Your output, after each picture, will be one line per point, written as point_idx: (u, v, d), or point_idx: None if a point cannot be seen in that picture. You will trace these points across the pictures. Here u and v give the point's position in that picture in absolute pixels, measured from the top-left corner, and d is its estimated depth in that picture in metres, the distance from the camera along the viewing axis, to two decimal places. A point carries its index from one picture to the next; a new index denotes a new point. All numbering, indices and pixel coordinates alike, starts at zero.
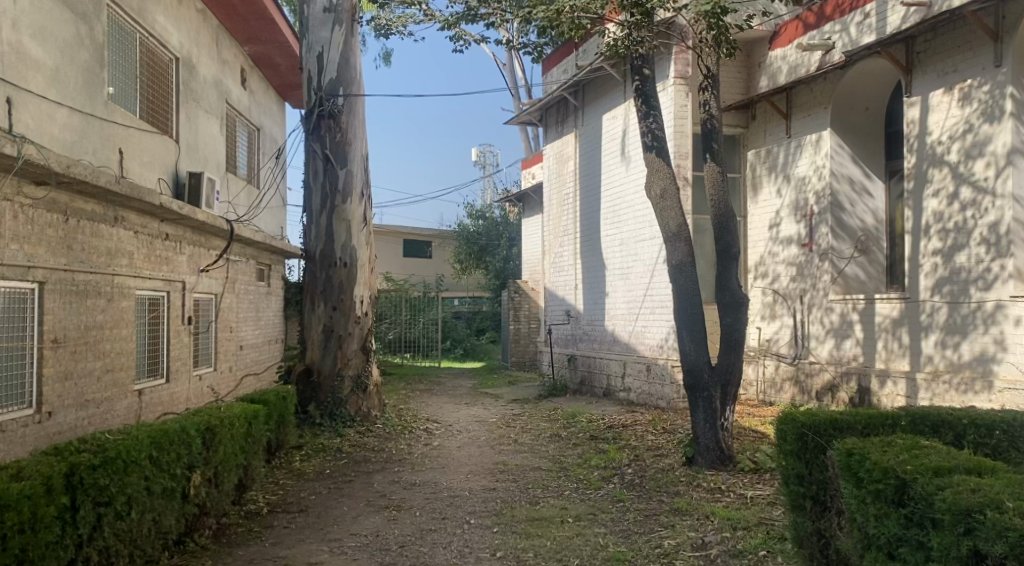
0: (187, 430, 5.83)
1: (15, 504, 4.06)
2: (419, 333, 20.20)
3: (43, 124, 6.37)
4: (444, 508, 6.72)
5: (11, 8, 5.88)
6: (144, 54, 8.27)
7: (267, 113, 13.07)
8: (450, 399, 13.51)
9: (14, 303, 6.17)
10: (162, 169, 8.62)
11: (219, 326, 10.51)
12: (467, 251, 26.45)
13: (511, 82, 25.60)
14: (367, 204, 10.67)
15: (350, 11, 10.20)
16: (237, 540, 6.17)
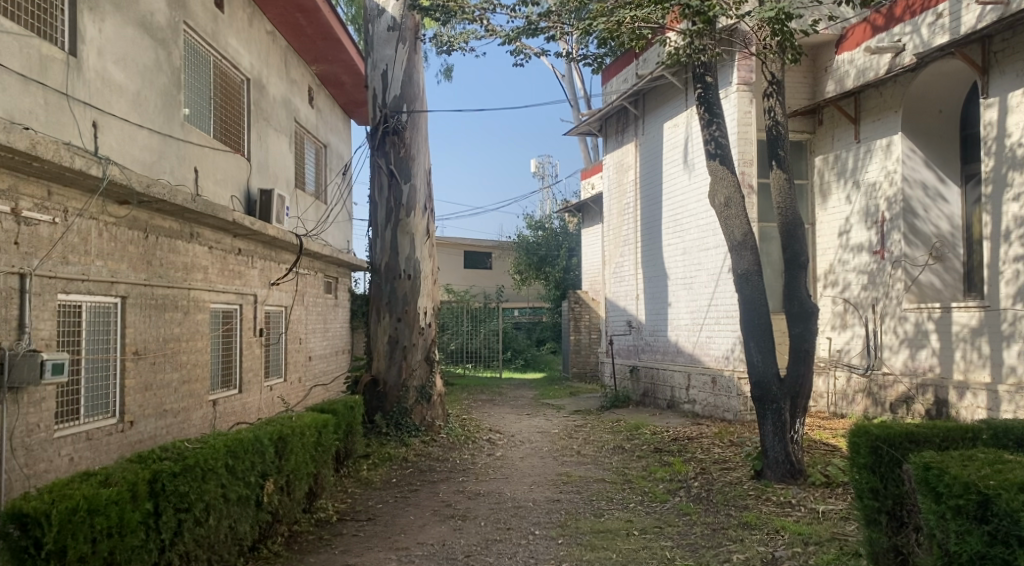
0: (261, 440, 6.00)
1: (103, 509, 4.29)
2: (480, 344, 20.32)
3: (126, 145, 6.72)
4: (509, 518, 6.76)
5: (96, 36, 6.30)
6: (217, 76, 8.60)
7: (334, 130, 13.42)
8: (512, 409, 13.55)
9: (98, 316, 6.53)
10: (235, 187, 8.94)
11: (289, 337, 10.80)
12: (527, 262, 26.49)
13: (570, 94, 25.67)
14: (430, 217, 10.80)
15: (413, 28, 10.40)
16: (308, 547, 6.30)
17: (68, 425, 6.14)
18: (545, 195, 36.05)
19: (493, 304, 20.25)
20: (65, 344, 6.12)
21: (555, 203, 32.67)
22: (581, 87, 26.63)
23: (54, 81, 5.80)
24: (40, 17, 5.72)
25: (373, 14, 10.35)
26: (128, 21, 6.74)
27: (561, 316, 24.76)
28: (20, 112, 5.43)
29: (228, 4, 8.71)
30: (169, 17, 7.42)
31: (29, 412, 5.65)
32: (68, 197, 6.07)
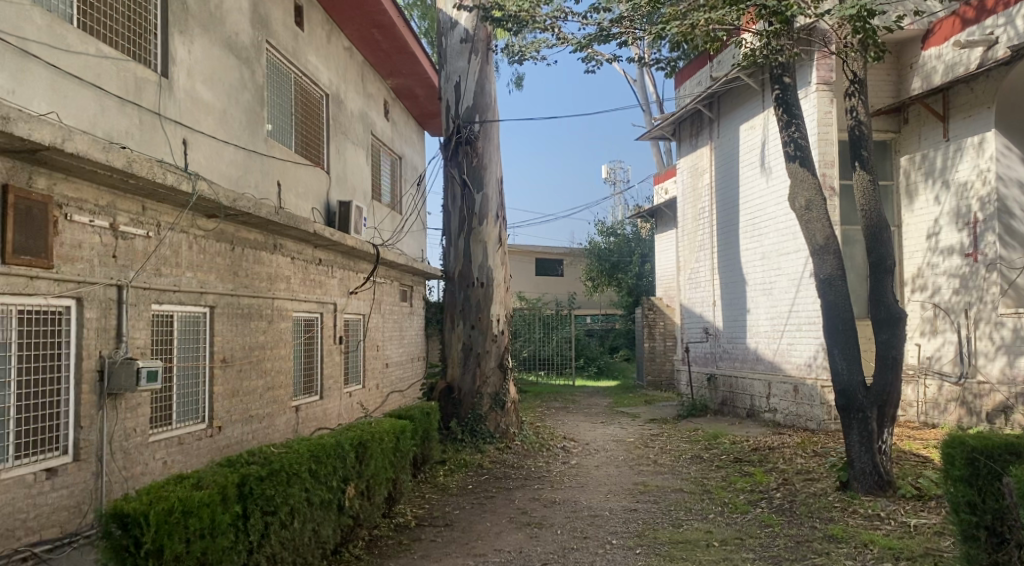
0: (342, 445, 6.15)
1: (196, 511, 4.48)
2: (553, 351, 20.31)
3: (214, 161, 7.02)
4: (586, 527, 6.72)
5: (185, 58, 6.62)
6: (298, 93, 8.90)
7: (409, 141, 13.66)
8: (587, 417, 13.47)
9: (189, 325, 6.85)
10: (315, 200, 9.20)
11: (367, 345, 11.04)
12: (599, 269, 26.30)
13: (642, 99, 25.43)
14: (503, 225, 10.87)
15: (485, 39, 10.51)
16: (389, 551, 6.37)
17: (161, 430, 6.48)
18: (617, 200, 35.77)
19: (565, 311, 20.25)
20: (159, 352, 6.47)
21: (627, 208, 32.32)
22: (653, 91, 26.26)
23: (147, 101, 6.15)
24: (135, 41, 6.09)
25: (447, 26, 10.52)
26: (215, 42, 7.04)
27: (634, 322, 24.54)
28: (117, 132, 5.80)
29: (308, 22, 9.01)
30: (253, 37, 7.72)
31: (126, 416, 6.03)
32: (162, 212, 6.43)
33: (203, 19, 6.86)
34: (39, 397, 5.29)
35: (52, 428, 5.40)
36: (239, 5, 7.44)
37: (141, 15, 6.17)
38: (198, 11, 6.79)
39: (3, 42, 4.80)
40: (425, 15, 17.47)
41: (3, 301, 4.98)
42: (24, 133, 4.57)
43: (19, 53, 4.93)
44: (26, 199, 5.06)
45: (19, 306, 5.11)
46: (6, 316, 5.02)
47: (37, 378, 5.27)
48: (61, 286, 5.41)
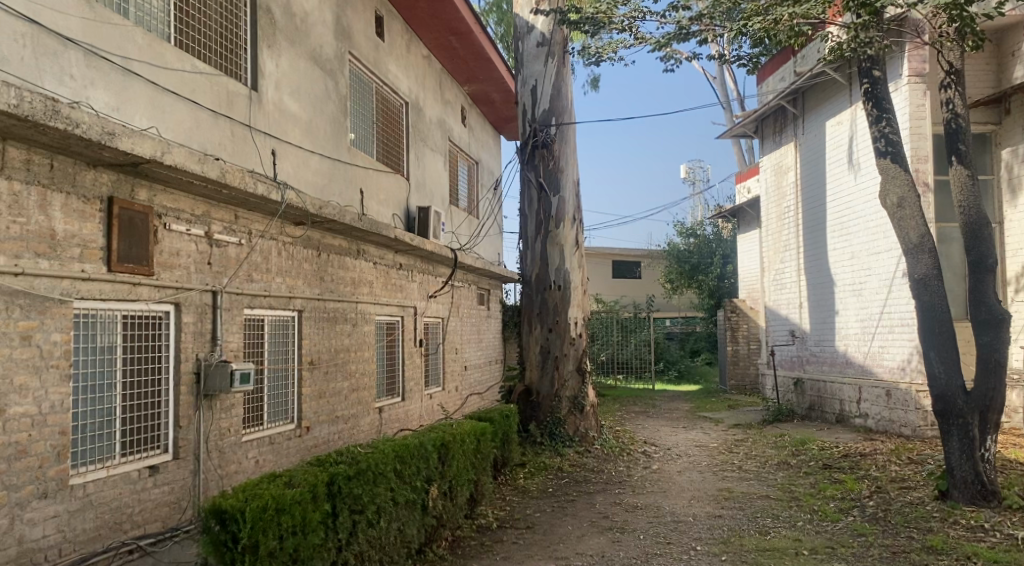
0: (425, 445, 6.26)
1: (288, 508, 4.64)
2: (631, 354, 20.12)
3: (301, 170, 7.27)
4: (669, 532, 6.63)
5: (274, 71, 6.88)
6: (379, 102, 9.12)
7: (485, 147, 13.80)
8: (668, 422, 13.29)
9: (278, 328, 7.13)
10: (396, 206, 9.39)
11: (447, 347, 11.21)
12: (679, 271, 25.89)
13: (723, 97, 24.94)
14: (580, 228, 10.83)
15: (562, 43, 10.52)
16: (471, 553, 6.43)
17: (253, 430, 6.75)
18: (697, 201, 35.17)
19: (644, 314, 20.01)
20: (251, 354, 6.75)
21: (707, 209, 31.71)
22: (734, 88, 25.67)
23: (239, 114, 6.42)
24: (227, 57, 6.38)
25: (523, 31, 10.60)
26: (301, 55, 7.29)
27: (716, 325, 24.09)
28: (211, 144, 6.07)
29: (389, 32, 9.22)
30: (337, 49, 7.95)
31: (221, 417, 6.29)
32: (252, 220, 6.70)
33: (289, 33, 7.11)
34: (142, 398, 5.58)
35: (154, 428, 5.69)
36: (323, 18, 7.69)
37: (233, 32, 6.46)
38: (285, 26, 7.05)
39: (108, 62, 5.13)
40: (501, 21, 17.63)
41: (108, 307, 5.30)
42: (126, 147, 4.85)
43: (122, 72, 5.25)
44: (130, 210, 5.39)
45: (123, 311, 5.43)
46: (112, 321, 5.33)
47: (140, 379, 5.57)
48: (161, 292, 5.69)
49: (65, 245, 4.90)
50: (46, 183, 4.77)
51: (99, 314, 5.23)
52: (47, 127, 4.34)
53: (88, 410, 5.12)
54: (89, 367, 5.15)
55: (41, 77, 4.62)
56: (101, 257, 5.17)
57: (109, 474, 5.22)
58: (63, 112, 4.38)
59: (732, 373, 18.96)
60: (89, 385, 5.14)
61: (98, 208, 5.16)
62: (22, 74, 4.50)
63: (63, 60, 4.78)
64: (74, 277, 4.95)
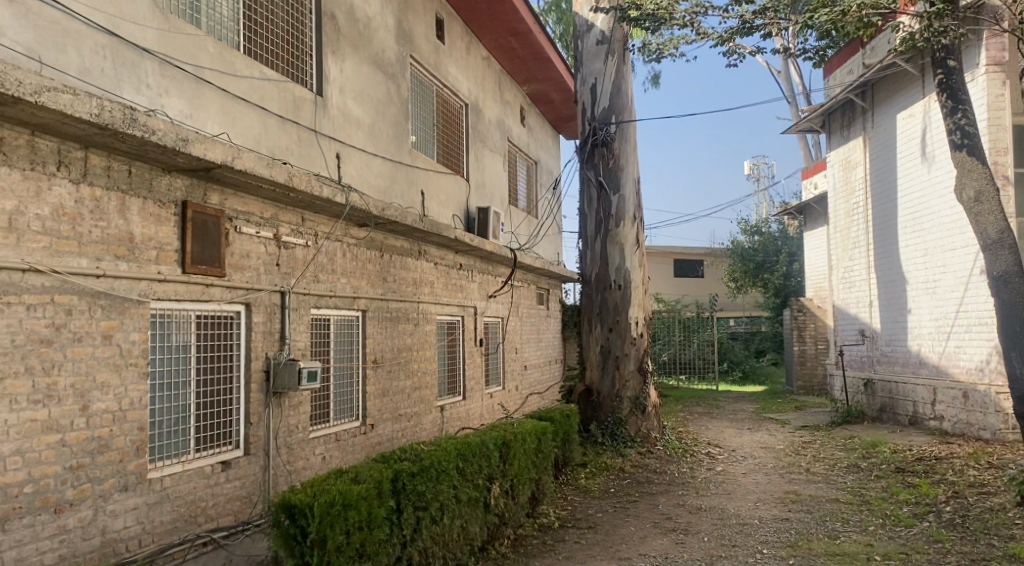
0: (487, 444, 6.32)
1: (355, 504, 4.74)
2: (694, 354, 19.86)
3: (364, 172, 7.41)
4: (734, 535, 6.53)
5: (338, 76, 7.04)
6: (440, 104, 9.24)
7: (545, 146, 13.82)
8: (732, 423, 13.08)
9: (343, 328, 7.30)
10: (456, 207, 9.49)
11: (507, 347, 11.28)
12: (743, 270, 25.35)
13: (788, 91, 24.36)
14: (641, 226, 10.73)
15: (622, 40, 10.44)
16: (534, 551, 6.44)
17: (320, 426, 6.93)
18: (762, 198, 34.44)
19: (707, 313, 19.71)
20: (318, 353, 6.93)
21: (773, 206, 30.97)
22: (800, 82, 25.03)
23: (305, 119, 6.59)
24: (293, 64, 6.56)
25: (583, 29, 10.59)
26: (364, 60, 7.44)
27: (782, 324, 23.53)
28: (278, 149, 6.25)
29: (449, 35, 9.34)
30: (398, 53, 8.09)
31: (290, 414, 6.47)
32: (318, 222, 6.87)
33: (353, 39, 7.27)
34: (214, 395, 5.78)
35: (226, 424, 5.88)
36: (386, 23, 7.83)
37: (299, 39, 6.64)
38: (349, 32, 7.21)
39: (181, 71, 5.33)
40: (561, 20, 17.63)
41: (183, 308, 5.50)
42: (199, 153, 5.03)
43: (195, 80, 5.44)
44: (203, 213, 5.59)
45: (196, 311, 5.63)
46: (186, 320, 5.54)
47: (213, 377, 5.77)
48: (232, 293, 5.89)
49: (142, 248, 5.11)
50: (125, 189, 4.98)
51: (174, 314, 5.44)
52: (126, 134, 4.53)
53: (164, 406, 5.33)
54: (166, 365, 5.36)
55: (119, 86, 4.83)
56: (175, 259, 5.38)
57: (184, 468, 5.42)
58: (140, 120, 4.58)
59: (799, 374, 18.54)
60: (165, 383, 5.35)
61: (173, 212, 5.36)
62: (103, 84, 4.72)
63: (140, 70, 4.99)
64: (151, 279, 5.15)
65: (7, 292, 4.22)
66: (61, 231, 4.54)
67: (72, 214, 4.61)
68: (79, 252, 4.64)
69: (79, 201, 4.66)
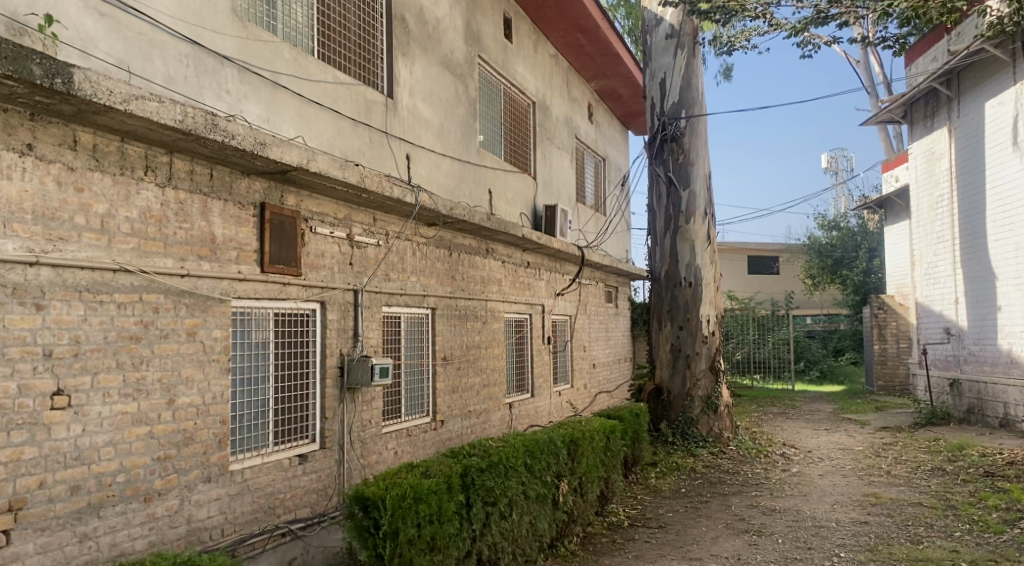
0: (555, 441, 6.33)
1: (426, 497, 4.83)
2: (769, 354, 19.34)
3: (433, 172, 7.52)
4: (810, 537, 6.36)
5: (408, 79, 7.17)
6: (508, 103, 9.30)
7: (613, 143, 13.72)
8: (809, 423, 12.74)
9: (414, 325, 7.43)
10: (523, 205, 9.52)
11: (575, 345, 11.27)
12: (820, 267, 24.71)
13: (868, 81, 23.50)
14: (712, 222, 10.56)
15: (692, 33, 10.27)
16: (603, 549, 6.42)
17: (392, 422, 7.07)
18: (840, 192, 33.40)
19: (781, 311, 19.27)
20: (389, 350, 7.08)
21: (852, 199, 29.91)
22: (880, 72, 24.12)
23: (376, 121, 6.74)
24: (365, 67, 6.71)
25: (652, 24, 10.49)
26: (433, 62, 7.55)
27: (862, 323, 22.85)
28: (351, 151, 6.42)
29: (517, 34, 9.38)
30: (467, 54, 8.18)
31: (363, 409, 6.63)
32: (389, 222, 7.02)
33: (422, 40, 7.38)
34: (292, 391, 5.97)
35: (303, 419, 6.07)
36: (454, 24, 7.92)
37: (370, 42, 6.79)
38: (419, 34, 7.33)
39: (259, 76, 5.52)
40: (629, 15, 17.48)
41: (262, 306, 5.70)
42: (276, 156, 5.21)
43: (271, 85, 5.63)
44: (280, 215, 5.78)
45: (275, 309, 5.83)
46: (265, 318, 5.73)
47: (290, 373, 5.96)
48: (308, 291, 6.06)
49: (223, 248, 5.31)
50: (207, 192, 5.20)
51: (254, 312, 5.64)
52: (208, 140, 4.73)
53: (245, 400, 5.53)
54: (246, 361, 5.57)
55: (201, 93, 5.04)
56: (255, 259, 5.58)
57: (264, 460, 5.62)
58: (221, 125, 4.77)
59: (880, 373, 17.90)
60: (246, 378, 5.56)
61: (252, 213, 5.56)
62: (185, 92, 4.93)
63: (221, 76, 5.20)
64: (232, 278, 5.36)
65: (100, 291, 4.45)
66: (148, 233, 4.77)
67: (158, 217, 4.83)
68: (165, 253, 4.87)
69: (165, 204, 4.88)
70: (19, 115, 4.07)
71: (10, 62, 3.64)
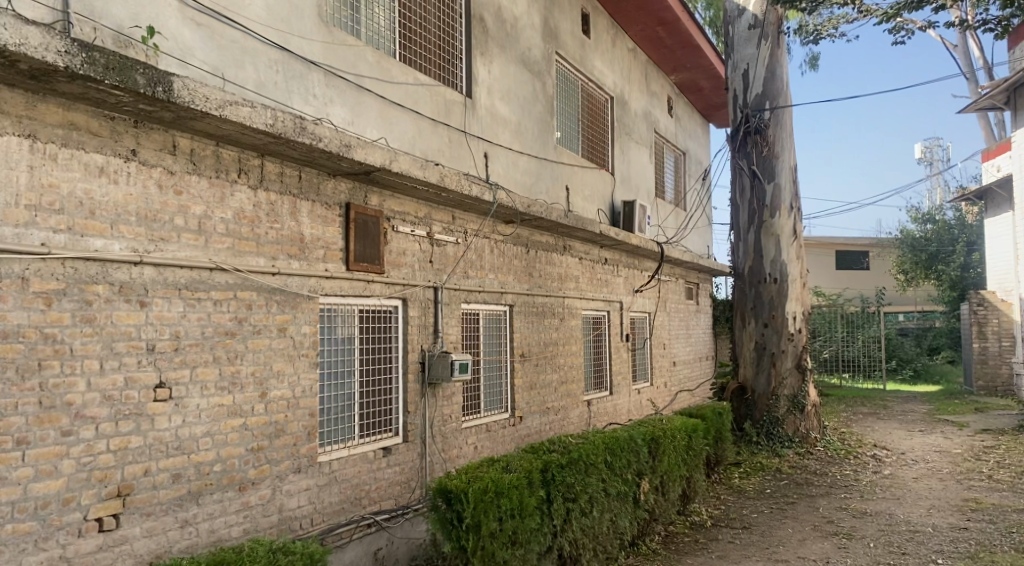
0: (635, 439, 6.28)
1: (506, 492, 4.87)
2: (859, 352, 18.63)
3: (511, 170, 7.58)
4: (905, 542, 6.11)
5: (486, 78, 7.24)
6: (585, 99, 9.27)
7: (693, 136, 13.48)
8: (902, 425, 12.21)
9: (492, 322, 7.51)
10: (601, 201, 9.47)
11: (654, 342, 11.15)
12: (914, 262, 23.74)
13: (966, 67, 22.29)
14: (799, 216, 10.25)
15: (776, 23, 10.00)
16: (686, 549, 6.32)
17: (472, 417, 7.17)
18: (936, 184, 31.82)
19: (872, 307, 18.62)
20: (469, 346, 7.17)
21: (949, 191, 28.46)
22: (980, 56, 22.84)
23: (455, 120, 6.83)
24: (444, 67, 6.81)
25: (733, 15, 10.27)
26: (512, 60, 7.60)
27: (960, 320, 21.77)
28: (431, 150, 6.53)
29: (594, 29, 9.34)
30: (544, 51, 8.19)
31: (444, 404, 6.74)
32: (468, 220, 7.11)
33: (501, 39, 7.43)
34: (375, 385, 6.12)
35: (386, 413, 6.22)
36: (532, 21, 7.95)
37: (449, 43, 6.89)
38: (497, 33, 7.38)
39: (344, 80, 5.68)
40: (709, 6, 17.16)
41: (348, 302, 5.86)
42: (360, 157, 5.34)
43: (355, 88, 5.77)
44: (364, 214, 5.94)
45: (359, 306, 5.98)
46: (350, 314, 5.89)
47: (374, 368, 6.12)
48: (391, 288, 6.20)
49: (311, 247, 5.49)
50: (296, 193, 5.39)
51: (339, 309, 5.80)
52: (297, 143, 4.89)
53: (332, 394, 5.71)
54: (333, 356, 5.74)
55: (290, 98, 5.22)
56: (341, 257, 5.74)
57: (350, 453, 5.78)
58: (309, 128, 4.93)
59: (979, 374, 16.98)
60: (333, 372, 5.73)
61: (338, 213, 5.73)
62: (275, 96, 5.12)
63: (309, 81, 5.37)
64: (319, 276, 5.53)
65: (197, 289, 4.66)
66: (242, 232, 4.97)
67: (251, 217, 5.03)
68: (257, 251, 5.07)
69: (257, 205, 5.08)
70: (124, 122, 4.31)
71: (117, 73, 3.83)
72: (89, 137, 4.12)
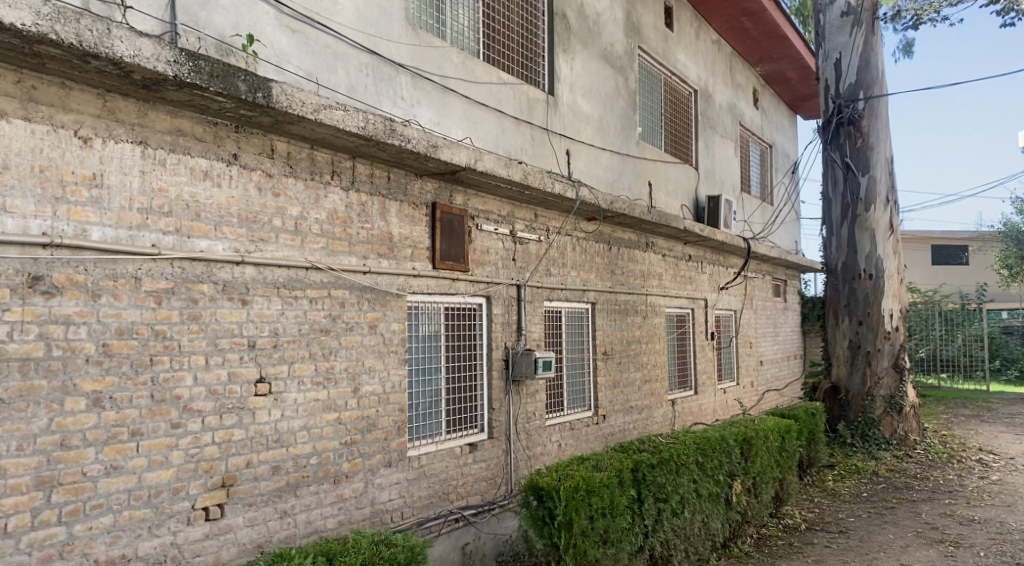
0: (728, 440, 6.15)
1: (598, 491, 4.84)
2: (957, 352, 17.81)
3: (593, 167, 7.55)
4: (1018, 552, 5.82)
5: (568, 75, 7.23)
6: (668, 93, 9.16)
7: (779, 128, 13.13)
8: (1011, 429, 11.58)
9: (574, 320, 7.50)
10: (685, 197, 9.34)
11: (740, 341, 10.92)
12: (1020, 256, 22.51)
13: None
14: (895, 209, 9.90)
15: (871, 9, 9.68)
16: (780, 552, 6.18)
17: (556, 415, 7.18)
18: None
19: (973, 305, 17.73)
20: (552, 344, 7.19)
21: None
22: None
23: (537, 118, 6.85)
24: (527, 66, 6.84)
25: (825, 2, 9.95)
26: (594, 56, 7.57)
27: None
28: (515, 149, 6.56)
29: (677, 22, 9.22)
30: (627, 45, 8.13)
31: (527, 401, 6.77)
32: (550, 218, 7.12)
33: (583, 35, 7.42)
34: (462, 382, 6.20)
35: (472, 409, 6.29)
36: (615, 16, 7.90)
37: (532, 41, 6.91)
38: (580, 29, 7.37)
39: (431, 81, 5.77)
40: None
41: (434, 300, 5.95)
42: (447, 157, 5.41)
43: (441, 89, 5.85)
44: (450, 213, 6.02)
45: (444, 303, 6.07)
46: (436, 312, 5.99)
47: (460, 364, 6.19)
48: (475, 286, 6.27)
49: (400, 246, 5.60)
50: (386, 194, 5.50)
51: (425, 306, 5.90)
52: (387, 144, 4.99)
53: (420, 390, 5.81)
54: (421, 353, 5.84)
55: (380, 100, 5.34)
56: (428, 256, 5.83)
57: (438, 448, 5.87)
58: (398, 130, 5.02)
59: None
60: (421, 368, 5.83)
61: (425, 213, 5.83)
62: (366, 99, 5.24)
63: (398, 83, 5.48)
64: (408, 275, 5.63)
65: (294, 287, 4.81)
66: (335, 233, 5.11)
67: (344, 218, 5.16)
68: (349, 250, 5.19)
69: (349, 206, 5.21)
70: (226, 127, 4.48)
71: (221, 80, 3.97)
72: (194, 142, 4.30)
